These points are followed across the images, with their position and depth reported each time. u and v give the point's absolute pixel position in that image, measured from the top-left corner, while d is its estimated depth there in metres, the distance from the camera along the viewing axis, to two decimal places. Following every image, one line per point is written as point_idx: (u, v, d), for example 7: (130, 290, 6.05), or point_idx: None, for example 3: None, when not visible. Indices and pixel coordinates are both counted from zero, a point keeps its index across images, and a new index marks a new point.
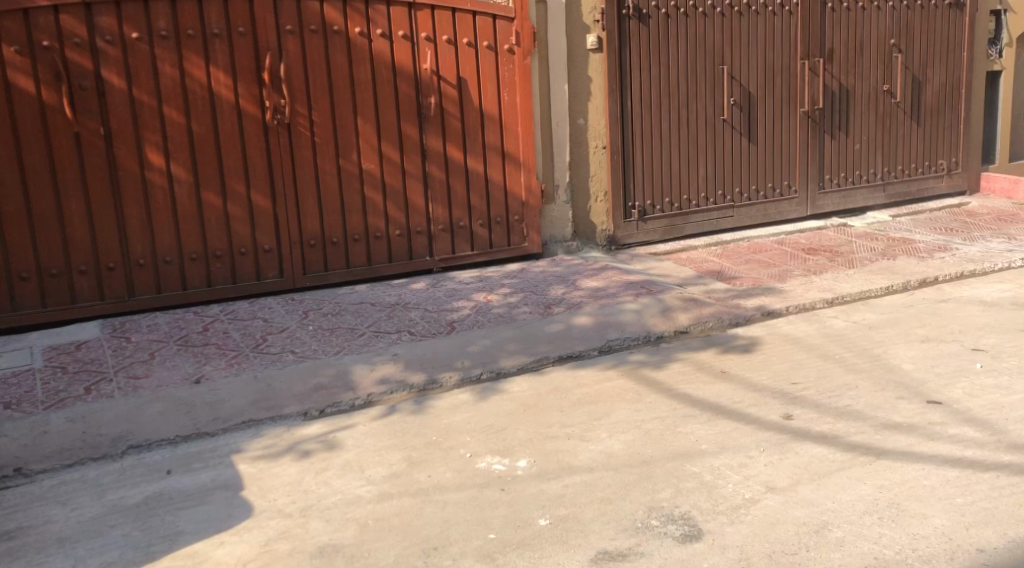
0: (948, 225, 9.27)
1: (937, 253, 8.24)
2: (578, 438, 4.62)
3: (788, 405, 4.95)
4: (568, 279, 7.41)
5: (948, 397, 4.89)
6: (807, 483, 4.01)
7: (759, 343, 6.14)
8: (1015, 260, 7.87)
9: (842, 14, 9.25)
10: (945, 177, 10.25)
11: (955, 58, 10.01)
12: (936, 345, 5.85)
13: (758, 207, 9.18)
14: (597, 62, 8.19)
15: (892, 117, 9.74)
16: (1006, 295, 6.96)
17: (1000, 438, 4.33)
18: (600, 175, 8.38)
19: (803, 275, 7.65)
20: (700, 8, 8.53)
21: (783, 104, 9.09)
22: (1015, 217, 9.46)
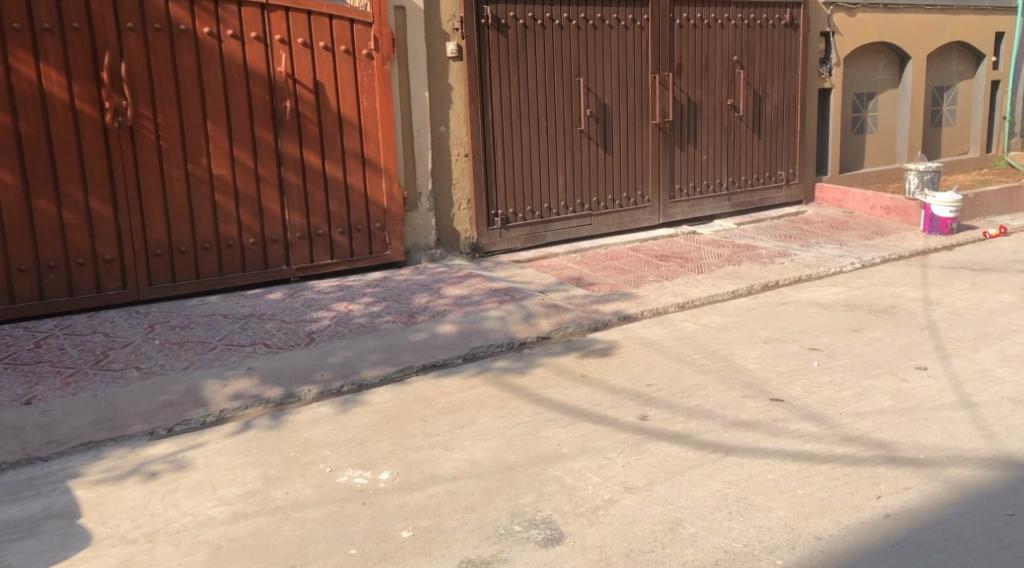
0: (787, 232, 9.86)
1: (777, 258, 8.74)
2: (441, 447, 4.60)
3: (644, 407, 5.11)
4: (431, 287, 7.38)
5: (789, 395, 5.19)
6: (662, 481, 4.14)
7: (617, 347, 6.32)
8: (846, 265, 8.46)
9: (689, 31, 9.68)
10: (784, 188, 10.89)
11: (791, 76, 10.67)
12: (778, 345, 6.20)
13: (615, 215, 9.46)
14: (457, 70, 8.23)
15: (735, 130, 10.27)
16: (838, 297, 7.47)
17: (835, 431, 4.63)
18: (462, 183, 8.42)
19: (657, 281, 7.94)
20: (557, 20, 8.72)
21: (637, 116, 9.42)
22: (845, 225, 10.18)
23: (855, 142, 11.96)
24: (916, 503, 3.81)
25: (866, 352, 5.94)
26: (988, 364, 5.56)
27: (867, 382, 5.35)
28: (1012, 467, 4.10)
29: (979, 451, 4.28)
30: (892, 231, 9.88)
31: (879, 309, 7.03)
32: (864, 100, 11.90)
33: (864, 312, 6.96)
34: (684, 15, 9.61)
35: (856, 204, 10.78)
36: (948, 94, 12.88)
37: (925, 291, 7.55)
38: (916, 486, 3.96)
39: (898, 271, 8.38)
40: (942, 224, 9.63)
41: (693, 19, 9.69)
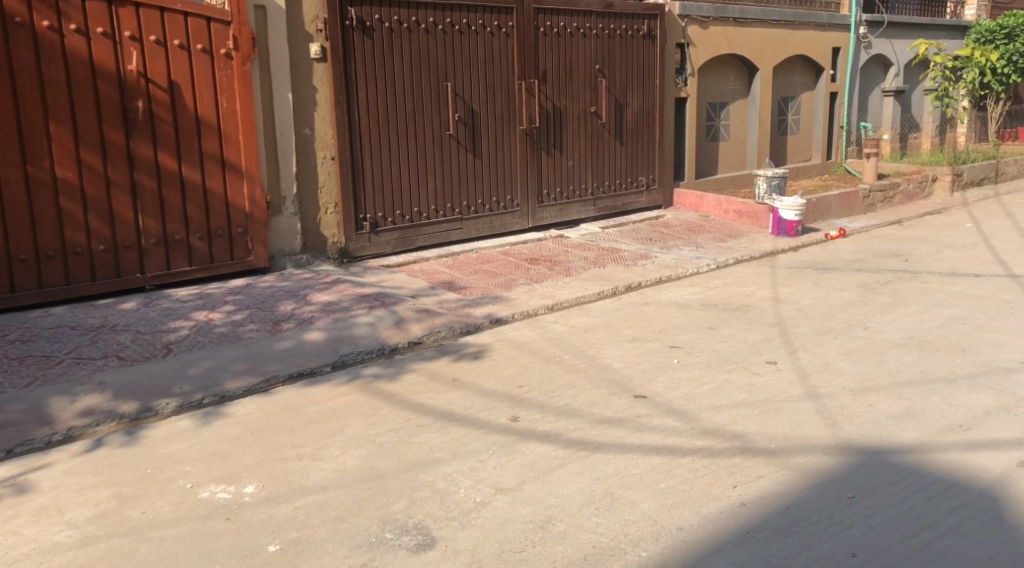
0: (648, 235, 10.21)
1: (640, 260, 9.05)
2: (309, 457, 4.50)
3: (514, 408, 5.17)
4: (297, 293, 7.20)
5: (651, 391, 5.38)
6: (532, 481, 4.21)
7: (487, 350, 6.36)
8: (703, 267, 8.86)
9: (553, 39, 9.88)
10: (645, 192, 11.28)
11: (650, 85, 11.07)
12: (641, 344, 6.41)
13: (485, 220, 9.53)
14: (321, 72, 8.09)
15: (599, 136, 10.55)
16: (695, 297, 7.80)
17: (695, 425, 4.83)
18: (328, 186, 8.28)
19: (526, 284, 8.06)
20: (423, 25, 8.70)
21: (504, 122, 9.52)
22: (701, 228, 10.65)
23: (709, 149, 12.53)
24: (768, 490, 4.03)
25: (722, 348, 6.24)
26: (831, 357, 5.95)
27: (724, 377, 5.61)
28: (852, 452, 4.41)
29: (824, 439, 4.58)
30: (744, 233, 10.42)
31: (733, 307, 7.39)
32: (717, 109, 12.49)
33: (720, 311, 7.30)
34: (548, 23, 9.80)
35: (711, 208, 11.28)
36: (792, 105, 13.69)
37: (774, 289, 8.00)
38: (768, 474, 4.19)
39: (750, 271, 8.84)
40: (788, 227, 10.24)
41: (556, 27, 9.90)
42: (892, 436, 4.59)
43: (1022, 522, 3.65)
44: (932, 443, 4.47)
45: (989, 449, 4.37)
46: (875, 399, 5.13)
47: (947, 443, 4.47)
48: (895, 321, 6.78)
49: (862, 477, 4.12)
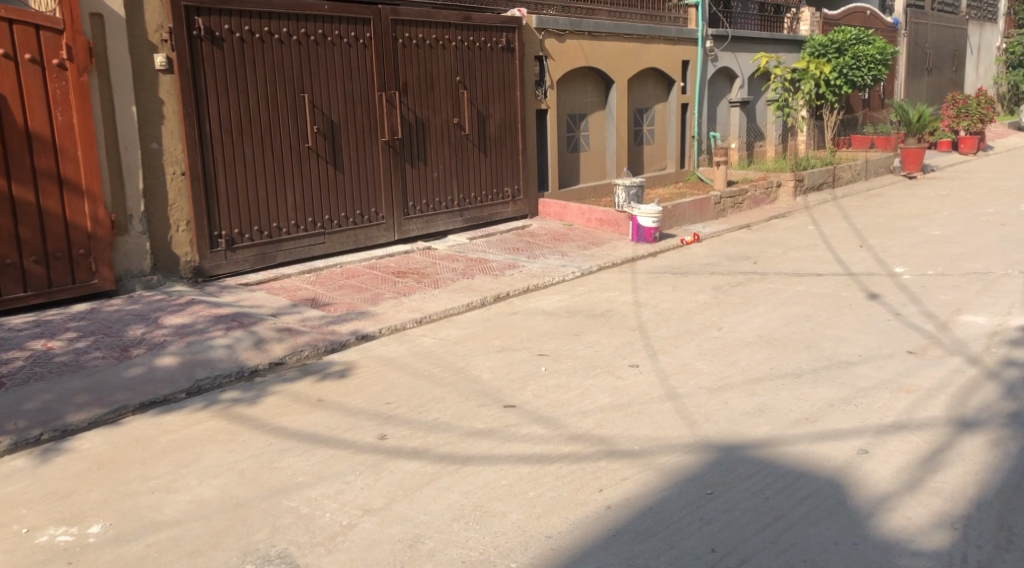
0: (515, 245, 10.31)
1: (507, 270, 9.11)
2: (162, 490, 4.25)
3: (382, 425, 5.07)
4: (148, 317, 6.83)
5: (520, 400, 5.41)
6: (401, 499, 4.13)
7: (353, 368, 6.22)
8: (568, 275, 9.00)
9: (412, 50, 9.82)
10: (511, 203, 11.38)
11: (511, 97, 11.19)
12: (509, 353, 6.44)
13: (348, 233, 9.35)
14: (168, 83, 7.74)
15: (462, 147, 10.57)
16: (562, 305, 7.91)
17: (562, 432, 4.88)
18: (179, 203, 7.92)
19: (393, 298, 7.95)
20: (276, 35, 8.46)
21: (366, 134, 9.38)
22: (565, 236, 10.84)
23: (570, 159, 12.78)
24: (632, 492, 4.11)
25: (587, 354, 6.35)
26: (689, 358, 6.16)
27: (589, 383, 5.70)
28: (710, 449, 4.57)
29: (683, 438, 4.72)
30: (606, 241, 10.68)
31: (597, 313, 7.54)
32: (576, 120, 12.77)
33: (584, 317, 7.44)
34: (407, 35, 9.73)
35: (575, 217, 11.50)
36: (647, 116, 14.17)
37: (635, 294, 8.23)
38: (632, 476, 4.28)
39: (613, 277, 9.05)
40: (647, 233, 10.57)
41: (415, 38, 9.84)
42: (746, 431, 4.79)
43: (864, 507, 3.88)
44: (783, 436, 4.70)
45: (833, 439, 4.63)
46: (730, 396, 5.34)
47: (796, 435, 4.70)
48: (748, 320, 7.10)
49: (719, 473, 4.28)
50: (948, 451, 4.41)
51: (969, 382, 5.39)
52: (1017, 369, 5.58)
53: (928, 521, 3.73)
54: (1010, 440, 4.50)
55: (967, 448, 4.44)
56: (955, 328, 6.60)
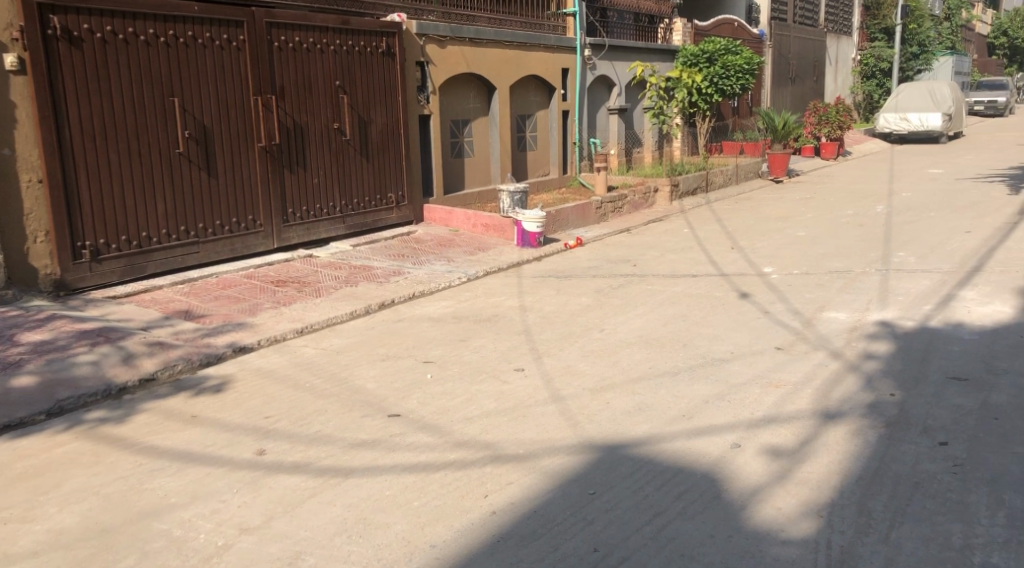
0: (400, 251, 10.20)
1: (391, 277, 9.00)
2: (19, 520, 3.98)
3: (260, 440, 4.91)
4: (3, 334, 6.39)
5: (405, 409, 5.34)
6: (280, 516, 4.01)
7: (230, 382, 6.00)
8: (453, 280, 8.98)
9: (288, 53, 9.58)
10: (395, 209, 11.26)
11: (393, 102, 11.08)
12: (394, 361, 6.36)
13: (224, 242, 9.03)
14: (21, 86, 7.32)
15: (343, 153, 10.39)
16: (447, 311, 7.88)
17: (447, 439, 4.85)
18: (37, 212, 7.50)
19: (273, 308, 7.73)
20: (141, 36, 8.09)
21: (240, 139, 9.08)
22: (451, 242, 10.81)
23: (453, 165, 12.76)
24: (516, 496, 4.13)
25: (473, 360, 6.34)
26: (572, 360, 6.25)
27: (474, 388, 5.69)
28: (592, 450, 4.64)
29: (567, 440, 4.78)
30: (491, 246, 10.72)
31: (482, 319, 7.55)
32: (459, 126, 12.77)
33: (469, 323, 7.43)
34: (282, 38, 9.49)
35: (460, 222, 11.47)
36: (529, 122, 14.31)
37: (519, 298, 8.29)
38: (517, 480, 4.30)
39: (498, 282, 9.09)
40: (532, 238, 10.68)
41: (291, 42, 9.61)
42: (627, 430, 4.89)
43: (737, 499, 4.02)
44: (662, 433, 4.83)
45: (708, 435, 4.78)
46: (612, 396, 5.45)
47: (674, 432, 4.83)
48: (628, 322, 7.26)
49: (601, 474, 4.35)
50: (813, 442, 4.63)
51: (832, 375, 5.69)
52: (875, 361, 5.92)
53: (796, 510, 3.91)
54: (870, 429, 4.76)
55: (830, 438, 4.67)
56: (819, 324, 6.96)
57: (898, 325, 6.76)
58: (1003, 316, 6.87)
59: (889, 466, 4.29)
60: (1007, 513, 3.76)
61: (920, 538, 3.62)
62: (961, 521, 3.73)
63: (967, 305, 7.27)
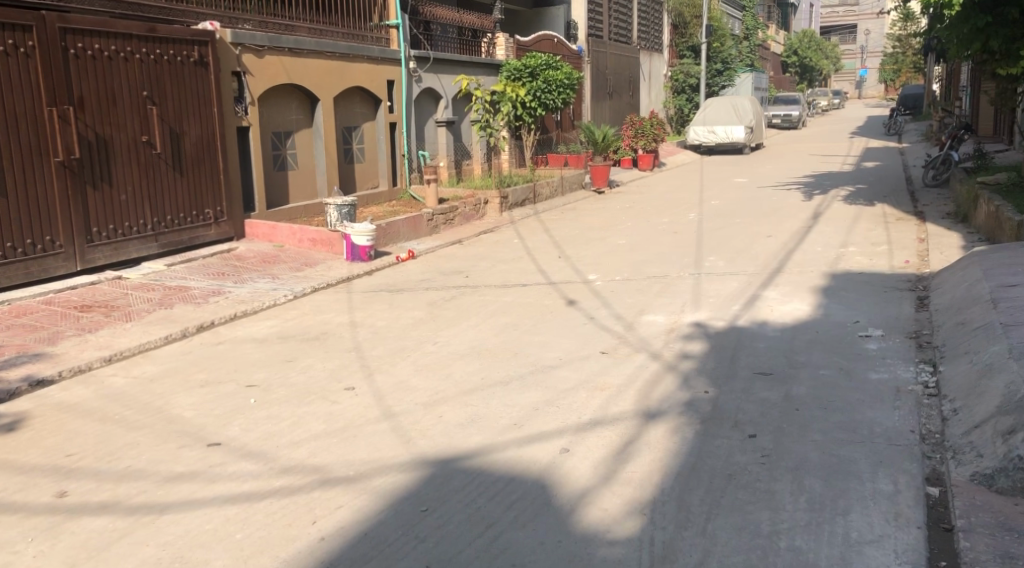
0: (220, 270, 9.75)
1: (211, 297, 8.57)
2: None
3: (62, 481, 4.51)
4: None
5: (226, 437, 5.08)
6: (84, 563, 3.70)
7: (26, 419, 5.48)
8: (279, 298, 8.67)
9: (87, 61, 8.94)
10: (213, 225, 10.74)
11: (208, 113, 10.57)
12: (214, 388, 6.03)
13: (18, 266, 8.32)
14: None
15: (154, 167, 9.81)
16: (272, 331, 7.59)
17: (272, 465, 4.65)
18: None
19: (76, 335, 7.16)
20: None
21: (33, 153, 8.38)
22: (276, 258, 10.44)
23: (276, 180, 12.36)
24: (346, 520, 4.01)
25: (300, 381, 6.12)
26: (404, 376, 6.16)
27: (302, 411, 5.50)
28: (423, 465, 4.59)
29: (398, 458, 4.70)
30: (319, 261, 10.45)
31: (311, 337, 7.32)
32: (281, 138, 12.38)
33: (297, 342, 7.18)
34: (79, 45, 8.84)
35: (285, 238, 11.10)
36: (355, 134, 14.09)
37: (349, 314, 8.11)
38: (347, 503, 4.18)
39: (326, 298, 8.86)
40: (361, 252, 10.51)
41: (90, 49, 8.97)
42: (459, 443, 4.87)
43: (566, 504, 4.10)
44: (493, 444, 4.85)
45: (538, 441, 4.85)
46: (444, 410, 5.42)
47: (505, 442, 4.86)
48: (461, 334, 7.26)
49: (433, 489, 4.31)
50: (636, 442, 4.80)
51: (652, 376, 5.93)
52: (690, 361, 6.23)
53: (621, 510, 4.03)
54: (687, 426, 5.00)
55: (652, 437, 4.87)
56: (639, 328, 7.24)
57: (710, 326, 7.15)
58: (801, 313, 7.43)
59: (706, 460, 4.51)
60: (808, 497, 4.05)
61: (733, 528, 3.82)
62: (769, 509, 3.97)
63: (771, 304, 7.81)
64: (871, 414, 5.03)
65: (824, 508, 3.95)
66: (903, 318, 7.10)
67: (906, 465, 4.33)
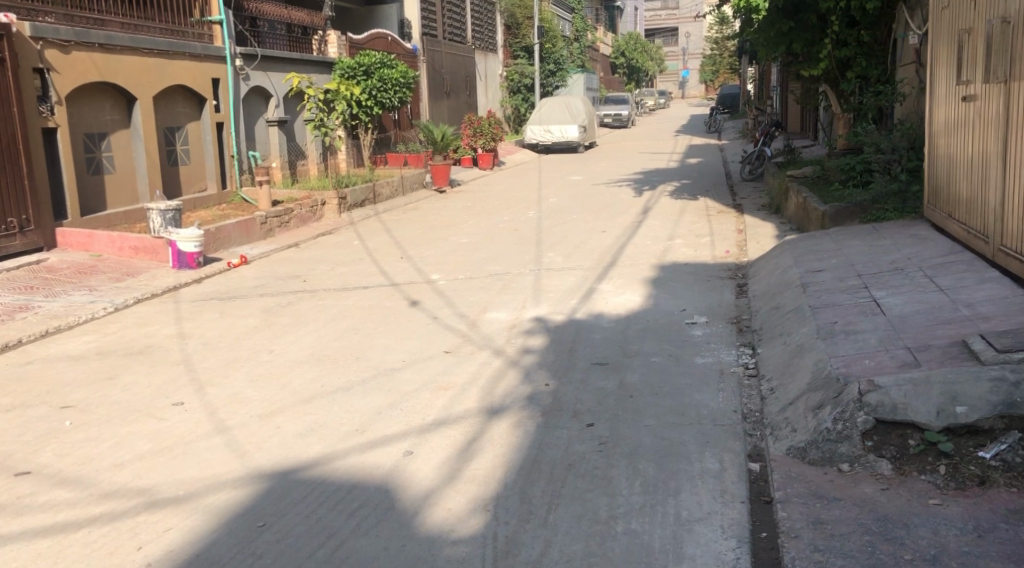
0: (28, 283, 9.00)
1: (18, 313, 7.90)
2: None
3: None
4: None
5: (36, 464, 4.68)
6: None
7: None
8: (97, 311, 8.11)
9: None
10: (18, 235, 9.91)
11: (7, 114, 9.72)
12: (22, 412, 5.54)
13: None
14: None
15: None
16: (90, 346, 7.08)
17: (92, 491, 4.33)
18: None
19: None
20: None
21: None
22: (93, 269, 9.75)
23: (90, 185, 11.54)
24: (175, 542, 3.79)
25: (122, 399, 5.73)
26: (238, 387, 5.90)
27: (125, 430, 5.15)
28: (260, 479, 4.41)
29: (232, 473, 4.49)
30: (142, 270, 9.85)
31: (134, 352, 6.88)
32: (94, 141, 11.58)
33: (119, 358, 6.73)
34: None
35: (103, 246, 10.39)
36: (178, 135, 13.38)
37: (178, 326, 7.69)
38: (176, 525, 3.95)
39: (151, 309, 8.37)
40: (189, 259, 10.01)
41: None
42: (297, 454, 4.72)
43: (410, 507, 4.06)
44: (334, 452, 4.73)
45: (381, 446, 4.78)
46: (281, 420, 5.23)
47: (346, 449, 4.76)
48: (298, 340, 7.04)
49: (270, 503, 4.14)
50: (479, 440, 4.82)
51: (494, 373, 5.98)
52: (531, 355, 6.34)
53: (465, 509, 4.02)
54: (528, 420, 5.07)
55: (494, 433, 4.90)
56: (482, 325, 7.28)
57: (550, 320, 7.29)
58: (634, 304, 7.71)
59: (546, 452, 4.59)
60: (642, 481, 4.20)
61: (573, 517, 3.90)
62: (607, 495, 4.08)
63: (606, 297, 8.06)
64: (697, 397, 5.28)
65: (657, 490, 4.10)
66: (724, 305, 7.52)
67: (730, 444, 4.58)
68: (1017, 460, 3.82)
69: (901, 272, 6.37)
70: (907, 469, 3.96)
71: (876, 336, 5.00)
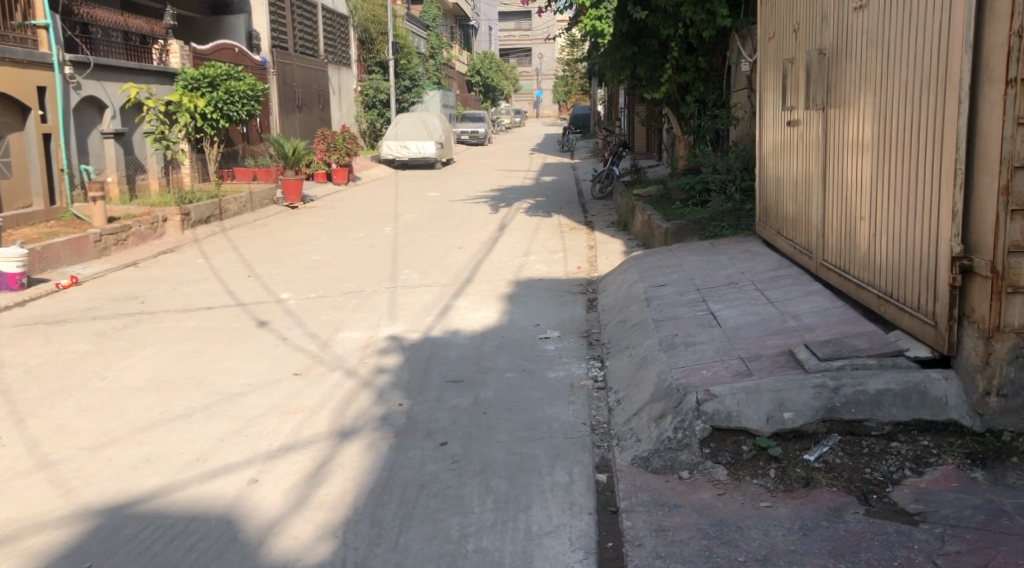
0: None
1: None
2: None
3: None
4: None
5: None
6: None
7: None
8: None
9: None
10: None
11: None
12: None
13: None
14: None
15: None
16: None
17: None
18: None
19: None
20: None
21: None
22: None
23: None
24: None
25: None
26: (65, 418, 5.50)
27: None
28: (87, 518, 4.11)
29: (55, 512, 4.17)
30: None
31: None
32: None
33: None
34: None
35: None
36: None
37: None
38: None
39: None
40: (11, 280, 9.30)
41: None
42: (131, 487, 4.44)
43: (253, 538, 3.89)
44: (171, 484, 4.48)
45: (223, 475, 4.57)
46: (113, 452, 4.90)
47: (186, 480, 4.52)
48: (134, 366, 6.65)
49: (97, 542, 3.87)
50: (329, 464, 4.70)
51: (346, 394, 5.85)
52: (385, 375, 6.26)
53: (312, 536, 3.91)
54: (380, 441, 4.99)
55: (344, 456, 4.79)
56: (334, 345, 7.13)
57: (405, 338, 7.23)
58: (489, 320, 7.77)
59: (398, 474, 4.53)
60: (494, 497, 4.21)
61: (424, 537, 3.86)
62: (458, 514, 4.07)
63: (461, 313, 8.07)
64: (549, 411, 5.37)
65: (508, 506, 4.13)
66: (575, 319, 7.69)
67: (578, 456, 4.67)
68: (837, 461, 4.11)
69: (736, 286, 6.73)
70: (741, 474, 4.14)
71: (712, 348, 5.25)
